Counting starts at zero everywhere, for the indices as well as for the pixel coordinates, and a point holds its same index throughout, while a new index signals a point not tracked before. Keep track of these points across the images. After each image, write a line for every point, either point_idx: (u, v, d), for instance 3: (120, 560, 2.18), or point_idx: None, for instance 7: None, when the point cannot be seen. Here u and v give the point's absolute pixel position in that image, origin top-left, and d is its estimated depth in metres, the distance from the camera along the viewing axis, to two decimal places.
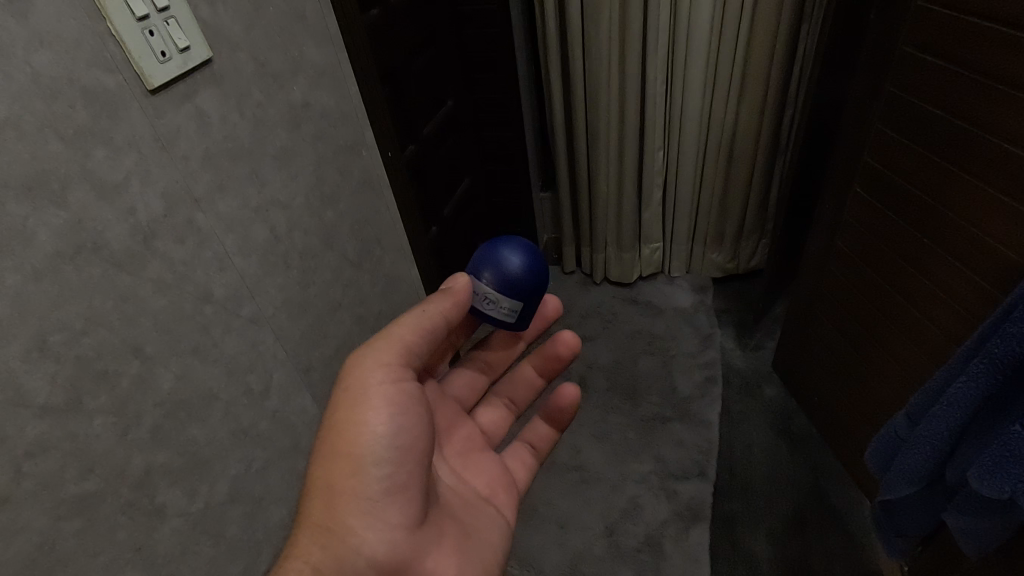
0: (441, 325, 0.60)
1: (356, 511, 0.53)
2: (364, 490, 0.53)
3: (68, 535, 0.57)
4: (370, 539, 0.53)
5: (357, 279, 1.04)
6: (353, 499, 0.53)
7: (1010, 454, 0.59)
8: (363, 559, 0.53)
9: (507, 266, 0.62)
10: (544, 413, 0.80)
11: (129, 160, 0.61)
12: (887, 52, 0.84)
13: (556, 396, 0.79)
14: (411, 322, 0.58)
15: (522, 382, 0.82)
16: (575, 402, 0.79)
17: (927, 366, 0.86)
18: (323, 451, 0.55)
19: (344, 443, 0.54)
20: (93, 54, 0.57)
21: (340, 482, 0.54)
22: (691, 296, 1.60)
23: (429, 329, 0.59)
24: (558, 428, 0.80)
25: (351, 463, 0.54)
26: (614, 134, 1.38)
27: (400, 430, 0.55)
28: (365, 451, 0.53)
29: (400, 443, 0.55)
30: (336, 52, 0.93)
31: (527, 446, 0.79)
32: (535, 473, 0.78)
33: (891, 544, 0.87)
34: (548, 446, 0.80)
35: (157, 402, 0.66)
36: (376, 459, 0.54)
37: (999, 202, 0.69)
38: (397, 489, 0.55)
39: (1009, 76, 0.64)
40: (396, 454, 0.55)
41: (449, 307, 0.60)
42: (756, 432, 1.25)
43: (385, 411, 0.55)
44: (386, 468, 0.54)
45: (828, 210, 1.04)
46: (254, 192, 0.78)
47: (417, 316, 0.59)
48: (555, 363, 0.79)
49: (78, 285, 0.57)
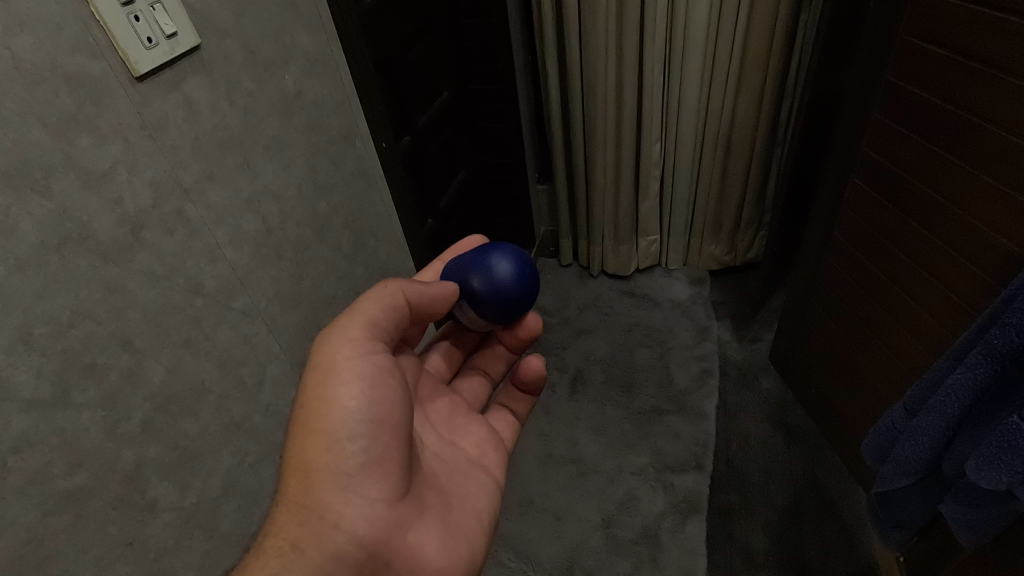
0: (401, 297, 0.59)
1: (332, 487, 0.53)
2: (340, 465, 0.53)
3: (56, 530, 0.57)
4: (350, 514, 0.53)
5: (351, 272, 1.02)
6: (330, 474, 0.53)
7: (1008, 445, 0.58)
8: (344, 534, 0.53)
9: (495, 275, 0.65)
10: (513, 381, 0.78)
11: (114, 149, 0.60)
12: (886, 39, 0.83)
13: (521, 369, 0.76)
14: (372, 297, 0.57)
15: (494, 355, 0.79)
16: (542, 374, 0.76)
17: (921, 352, 0.86)
18: (296, 430, 0.54)
19: (315, 421, 0.53)
20: (75, 39, 0.56)
21: (315, 459, 0.53)
22: (688, 289, 1.59)
23: (390, 301, 0.58)
24: (534, 394, 0.78)
25: (325, 440, 0.53)
26: (612, 124, 1.36)
27: (372, 404, 0.54)
28: (338, 427, 0.53)
29: (373, 416, 0.54)
30: (328, 40, 0.91)
31: (506, 407, 0.78)
32: (519, 432, 0.78)
33: (887, 535, 0.87)
34: (526, 408, 0.78)
35: (147, 396, 0.65)
36: (350, 434, 0.53)
37: (998, 191, 0.68)
38: (375, 463, 0.54)
39: (1010, 62, 0.63)
40: (370, 428, 0.54)
41: (404, 282, 0.60)
42: (753, 423, 1.25)
43: (355, 386, 0.54)
44: (362, 442, 0.53)
45: (827, 199, 1.03)
46: (245, 182, 0.77)
47: (378, 290, 0.58)
48: (518, 343, 0.76)
49: (63, 277, 0.56)
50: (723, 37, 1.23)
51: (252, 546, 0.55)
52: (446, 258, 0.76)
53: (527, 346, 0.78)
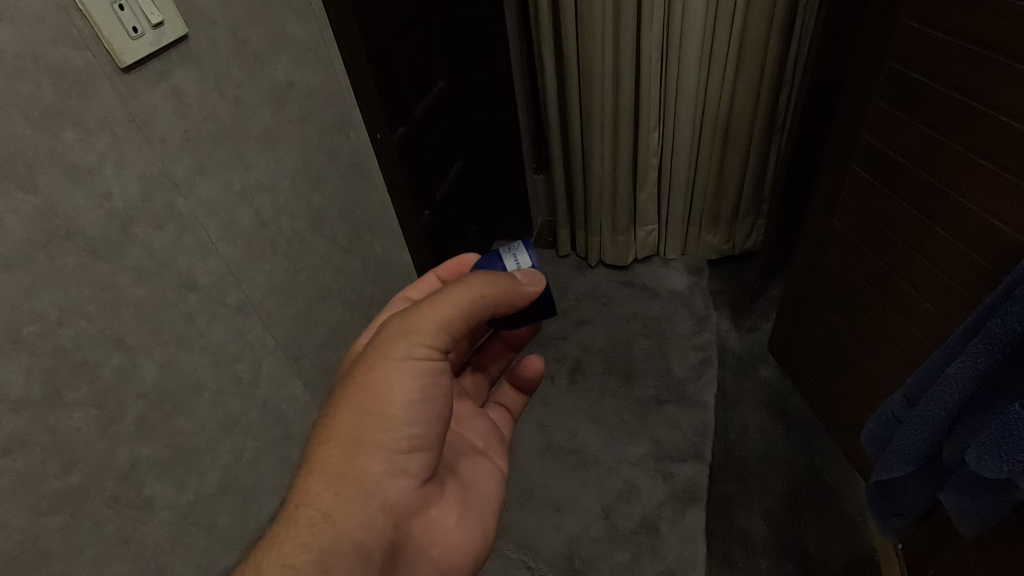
0: (490, 310, 0.55)
1: (379, 461, 0.53)
2: (390, 443, 0.53)
3: (51, 531, 0.56)
4: (387, 486, 0.53)
5: (347, 265, 1.01)
6: (380, 450, 0.53)
7: (1010, 435, 0.57)
8: (377, 503, 0.53)
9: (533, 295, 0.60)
10: (510, 379, 0.79)
11: (101, 142, 0.59)
12: (886, 24, 0.81)
13: (523, 366, 0.77)
14: (463, 302, 0.53)
15: (503, 351, 0.78)
16: (540, 373, 0.77)
17: (917, 338, 0.86)
18: (349, 406, 0.53)
19: (375, 402, 0.52)
20: (58, 29, 0.54)
21: (368, 435, 0.52)
22: (687, 279, 1.58)
23: (483, 310, 0.54)
24: (527, 393, 0.80)
25: (380, 420, 0.52)
26: (608, 111, 1.34)
27: (432, 398, 0.54)
28: (398, 411, 0.53)
29: (432, 408, 0.55)
30: (320, 29, 0.89)
31: (501, 408, 0.78)
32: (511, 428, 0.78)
33: (885, 523, 0.88)
34: (520, 407, 0.80)
35: (141, 393, 0.64)
36: (408, 418, 0.53)
37: (998, 178, 0.67)
38: (420, 447, 0.55)
39: (1009, 46, 0.63)
40: (427, 417, 0.54)
41: (499, 292, 0.55)
42: (752, 413, 1.25)
43: (421, 379, 0.53)
44: (417, 428, 0.54)
45: (827, 187, 1.01)
46: (236, 175, 0.75)
47: (471, 297, 0.53)
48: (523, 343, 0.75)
49: (51, 275, 0.55)
50: (721, 23, 1.21)
51: (278, 514, 0.52)
52: (410, 295, 0.69)
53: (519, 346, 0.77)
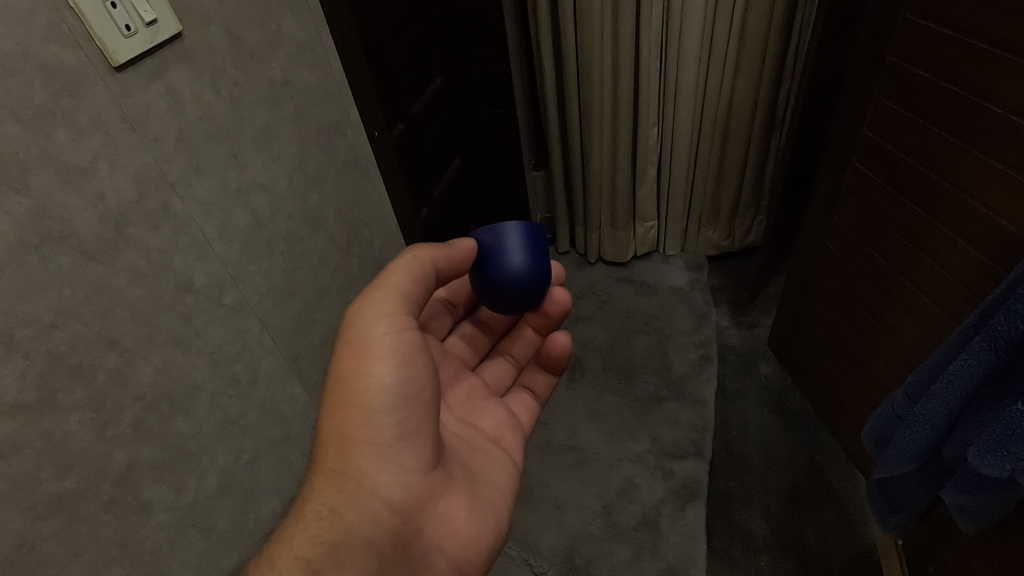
0: (431, 269, 0.58)
1: (370, 457, 0.53)
2: (377, 436, 0.53)
3: (47, 535, 0.56)
4: (386, 482, 0.53)
5: (346, 264, 1.01)
6: (367, 444, 0.53)
7: (1012, 433, 0.57)
8: (381, 501, 0.53)
9: (507, 237, 0.64)
10: (537, 360, 0.77)
11: (94, 142, 0.58)
12: (891, 20, 0.80)
13: (548, 346, 0.74)
14: (404, 268, 0.55)
15: (519, 338, 0.77)
16: (568, 350, 0.74)
17: (918, 333, 0.86)
18: (331, 404, 0.53)
19: (354, 393, 0.53)
20: (49, 28, 0.53)
21: (353, 430, 0.52)
22: (686, 275, 1.57)
23: (421, 272, 0.56)
24: (558, 373, 0.76)
25: (362, 412, 0.52)
26: (607, 106, 1.33)
27: (407, 379, 0.54)
28: (375, 400, 0.52)
29: (408, 391, 0.53)
30: (317, 26, 0.89)
31: (528, 391, 0.77)
32: (537, 415, 0.76)
33: (886, 519, 0.87)
34: (548, 391, 0.77)
35: (138, 396, 0.64)
36: (387, 407, 0.52)
37: (1001, 173, 0.67)
38: (411, 435, 0.54)
39: (1011, 40, 0.62)
40: (404, 402, 0.53)
41: (433, 251, 0.58)
42: (753, 409, 1.24)
43: (390, 362, 0.53)
44: (397, 415, 0.53)
45: (828, 183, 1.01)
46: (232, 175, 0.75)
47: (409, 262, 0.56)
48: (547, 318, 0.74)
49: (44, 277, 0.54)
50: (721, 16, 1.20)
51: (289, 511, 0.53)
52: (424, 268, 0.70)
53: (554, 324, 0.75)
